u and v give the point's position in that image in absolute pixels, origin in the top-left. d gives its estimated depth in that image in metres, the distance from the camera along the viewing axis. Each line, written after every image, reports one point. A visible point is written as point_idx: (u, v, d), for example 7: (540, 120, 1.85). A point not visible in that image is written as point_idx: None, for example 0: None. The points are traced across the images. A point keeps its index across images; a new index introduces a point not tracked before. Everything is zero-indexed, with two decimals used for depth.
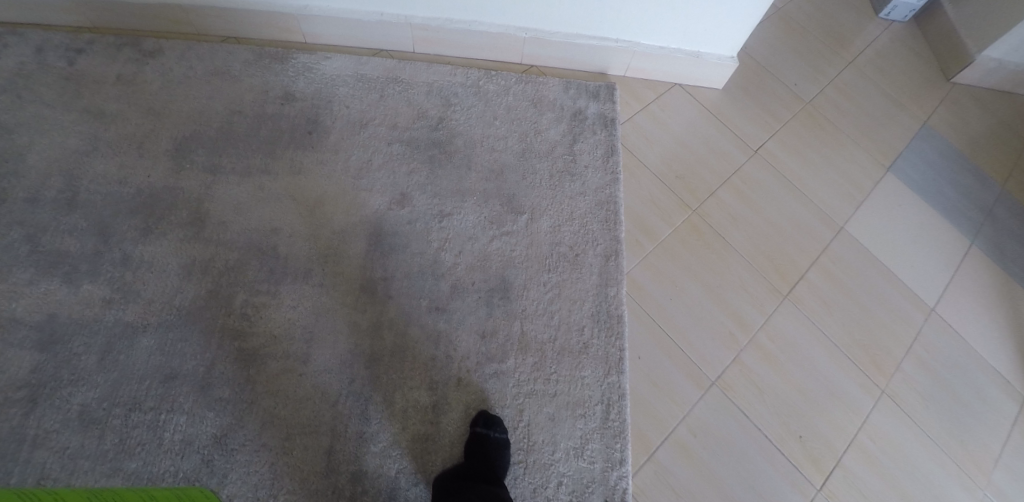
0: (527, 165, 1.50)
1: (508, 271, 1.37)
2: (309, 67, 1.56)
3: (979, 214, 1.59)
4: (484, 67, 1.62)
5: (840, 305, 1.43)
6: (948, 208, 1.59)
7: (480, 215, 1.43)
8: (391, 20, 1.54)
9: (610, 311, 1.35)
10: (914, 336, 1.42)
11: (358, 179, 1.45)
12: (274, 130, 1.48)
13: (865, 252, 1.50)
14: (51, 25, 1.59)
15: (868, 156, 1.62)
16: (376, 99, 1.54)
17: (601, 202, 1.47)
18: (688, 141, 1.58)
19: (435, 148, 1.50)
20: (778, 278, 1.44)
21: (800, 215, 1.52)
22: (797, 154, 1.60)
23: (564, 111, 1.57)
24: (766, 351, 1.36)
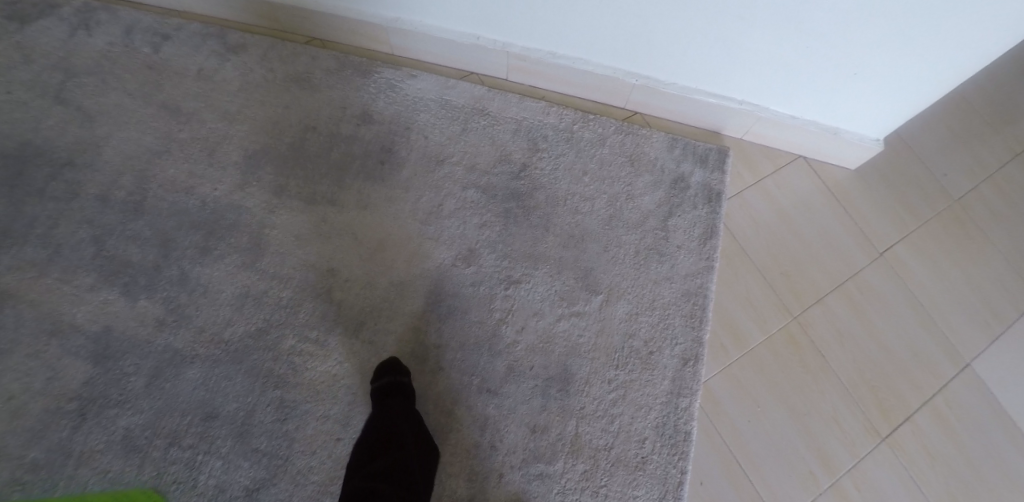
0: (612, 235, 1.34)
1: (571, 361, 1.24)
2: (392, 84, 1.41)
3: None
4: (582, 108, 1.45)
5: (945, 459, 1.25)
6: None
7: (551, 287, 1.29)
8: (489, 45, 1.37)
9: (677, 426, 1.22)
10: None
11: (425, 224, 1.32)
12: (346, 154, 1.36)
13: (987, 399, 1.30)
14: (142, 3, 1.46)
15: (1018, 279, 1.38)
16: (458, 132, 1.39)
17: (689, 293, 1.30)
18: (804, 231, 1.38)
19: (513, 200, 1.35)
20: (878, 414, 1.27)
21: (918, 342, 1.32)
22: (930, 266, 1.37)
23: (665, 177, 1.39)
24: (848, 499, 1.21)
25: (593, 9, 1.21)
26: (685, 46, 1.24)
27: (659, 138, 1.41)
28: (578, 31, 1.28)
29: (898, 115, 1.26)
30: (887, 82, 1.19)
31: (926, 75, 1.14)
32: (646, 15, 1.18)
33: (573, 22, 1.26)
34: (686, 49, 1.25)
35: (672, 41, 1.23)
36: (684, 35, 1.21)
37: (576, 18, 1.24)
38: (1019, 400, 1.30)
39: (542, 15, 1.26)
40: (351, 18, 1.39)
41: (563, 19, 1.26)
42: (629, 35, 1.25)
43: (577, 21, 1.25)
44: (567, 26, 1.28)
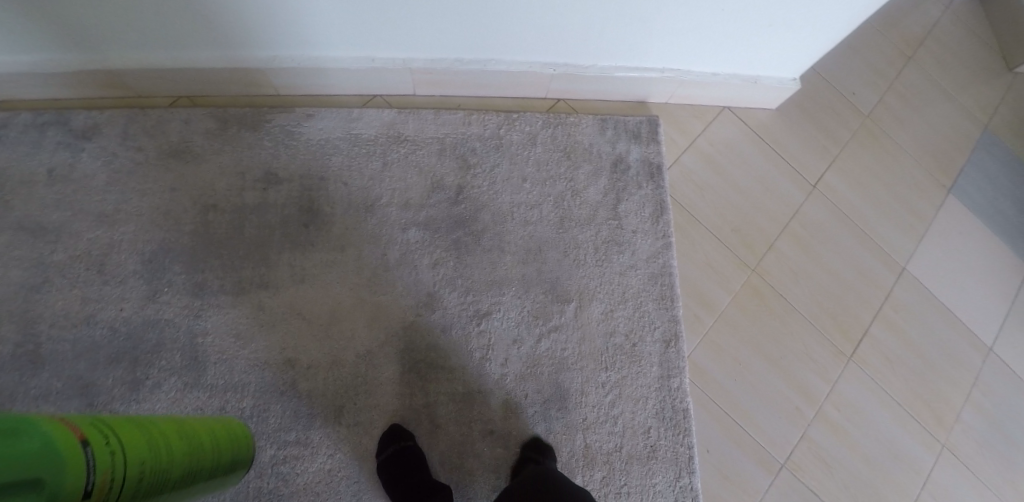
0: (569, 237, 1.28)
1: (562, 376, 1.21)
2: (290, 132, 1.25)
3: None
4: (502, 107, 1.36)
5: (904, 361, 1.33)
6: (1012, 229, 1.47)
7: (522, 308, 1.23)
8: (388, 65, 1.23)
9: (675, 406, 1.22)
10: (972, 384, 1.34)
11: (374, 280, 1.20)
12: (263, 226, 1.20)
13: (927, 297, 1.38)
14: None
15: (929, 177, 1.46)
16: (380, 168, 1.26)
17: (655, 275, 1.28)
18: (742, 182, 1.39)
19: (460, 228, 1.25)
20: (841, 337, 1.32)
21: (862, 260, 1.38)
22: (857, 184, 1.43)
23: (605, 160, 1.35)
24: (832, 423, 1.28)
25: (499, 11, 1.10)
26: (600, 30, 1.18)
27: (588, 123, 1.36)
28: (484, 34, 1.17)
29: (812, 56, 1.27)
30: (802, 28, 1.18)
31: (839, 16, 1.13)
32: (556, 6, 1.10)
33: (479, 27, 1.15)
34: (602, 32, 1.19)
35: (586, 27, 1.17)
36: (598, 18, 1.14)
37: (482, 22, 1.14)
38: (952, 288, 1.39)
39: (444, 26, 1.14)
40: (220, 67, 1.18)
41: (468, 26, 1.14)
42: (540, 28, 1.17)
43: (483, 27, 1.15)
44: (473, 32, 1.16)
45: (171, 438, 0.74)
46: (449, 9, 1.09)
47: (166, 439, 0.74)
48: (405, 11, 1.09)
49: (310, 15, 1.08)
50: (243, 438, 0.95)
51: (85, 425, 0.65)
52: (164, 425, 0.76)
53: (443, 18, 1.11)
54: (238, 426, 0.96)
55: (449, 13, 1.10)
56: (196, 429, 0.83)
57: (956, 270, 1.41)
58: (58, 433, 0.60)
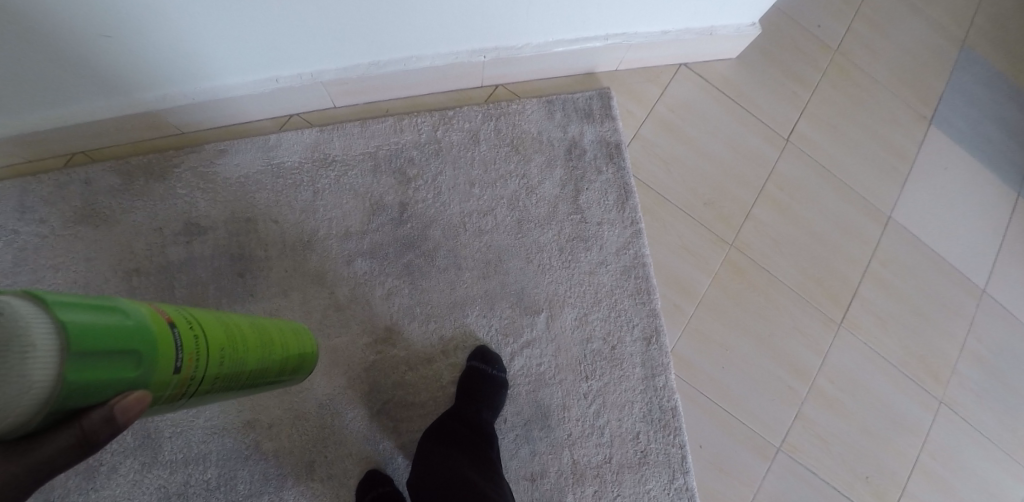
0: (530, 241, 1.18)
1: (542, 393, 1.15)
2: (204, 172, 1.14)
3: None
4: (435, 106, 1.24)
5: (894, 319, 1.32)
6: (993, 156, 1.41)
7: (490, 327, 1.15)
8: (296, 83, 1.11)
9: (663, 406, 1.18)
10: (966, 332, 1.34)
11: (325, 325, 1.11)
12: (195, 283, 1.10)
13: (915, 246, 1.35)
14: None
15: (910, 112, 1.39)
16: (312, 198, 1.15)
17: (627, 269, 1.20)
18: (712, 149, 1.28)
19: (410, 251, 1.15)
20: (829, 304, 1.29)
21: (845, 218, 1.32)
22: (832, 135, 1.34)
23: (558, 147, 1.23)
24: (827, 396, 1.27)
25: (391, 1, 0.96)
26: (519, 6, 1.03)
27: (534, 108, 1.24)
28: (389, 31, 1.04)
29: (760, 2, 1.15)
30: None
31: None
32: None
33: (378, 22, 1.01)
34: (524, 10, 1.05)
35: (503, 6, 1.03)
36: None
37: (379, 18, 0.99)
38: (937, 232, 1.36)
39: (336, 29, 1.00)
40: (111, 116, 1.07)
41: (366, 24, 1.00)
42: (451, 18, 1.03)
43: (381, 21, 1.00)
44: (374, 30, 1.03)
45: (250, 335, 0.78)
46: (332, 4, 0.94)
47: (239, 336, 0.76)
48: (285, 14, 0.94)
49: (182, 37, 0.94)
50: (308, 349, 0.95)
51: (171, 309, 0.67)
52: (246, 321, 0.80)
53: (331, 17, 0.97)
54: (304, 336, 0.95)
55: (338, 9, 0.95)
56: (269, 325, 0.86)
57: (942, 214, 1.37)
58: (150, 312, 0.63)
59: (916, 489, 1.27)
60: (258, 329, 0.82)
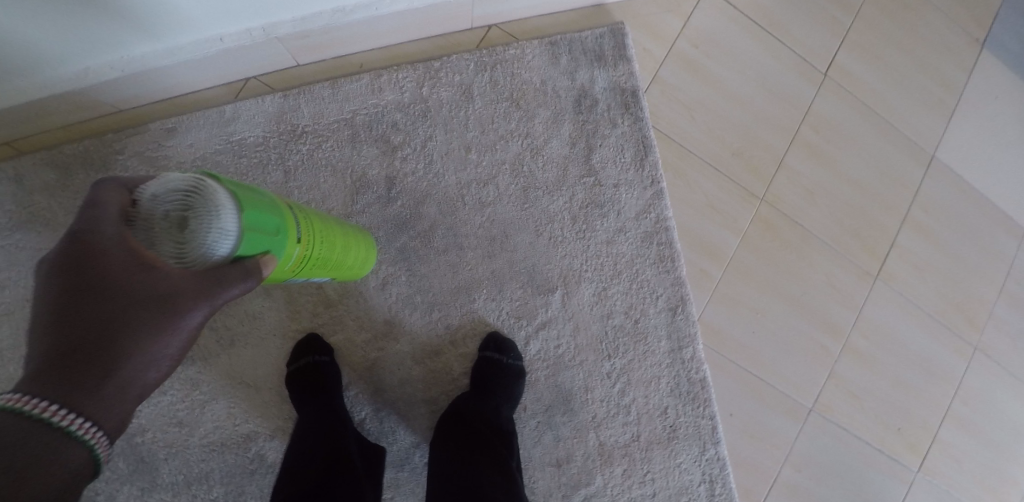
0: (538, 211, 1.05)
1: (562, 377, 1.05)
2: (152, 158, 1.00)
3: None
4: (418, 57, 1.06)
5: (936, 265, 1.20)
6: None
7: (500, 311, 1.03)
8: (246, 41, 0.94)
9: (691, 378, 1.08)
10: (1006, 274, 1.23)
11: (317, 323, 1.01)
12: None
13: (957, 184, 1.23)
14: None
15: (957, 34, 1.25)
16: (283, 179, 1.01)
17: (649, 234, 1.07)
18: (739, 90, 1.15)
19: (405, 232, 1.02)
20: (865, 256, 1.17)
21: (885, 160, 1.19)
22: (875, 64, 1.21)
23: (566, 97, 1.07)
24: (861, 353, 1.16)
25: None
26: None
27: (536, 52, 1.07)
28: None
29: None
30: None
31: None
32: None
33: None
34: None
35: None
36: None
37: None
38: (982, 168, 1.24)
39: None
40: (48, 95, 0.93)
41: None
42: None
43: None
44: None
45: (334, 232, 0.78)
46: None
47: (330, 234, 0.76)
48: None
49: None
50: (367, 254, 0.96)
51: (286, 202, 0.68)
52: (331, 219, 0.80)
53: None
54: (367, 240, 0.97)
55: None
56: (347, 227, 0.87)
57: (990, 147, 1.24)
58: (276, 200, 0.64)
59: (951, 438, 1.19)
60: (344, 235, 0.82)
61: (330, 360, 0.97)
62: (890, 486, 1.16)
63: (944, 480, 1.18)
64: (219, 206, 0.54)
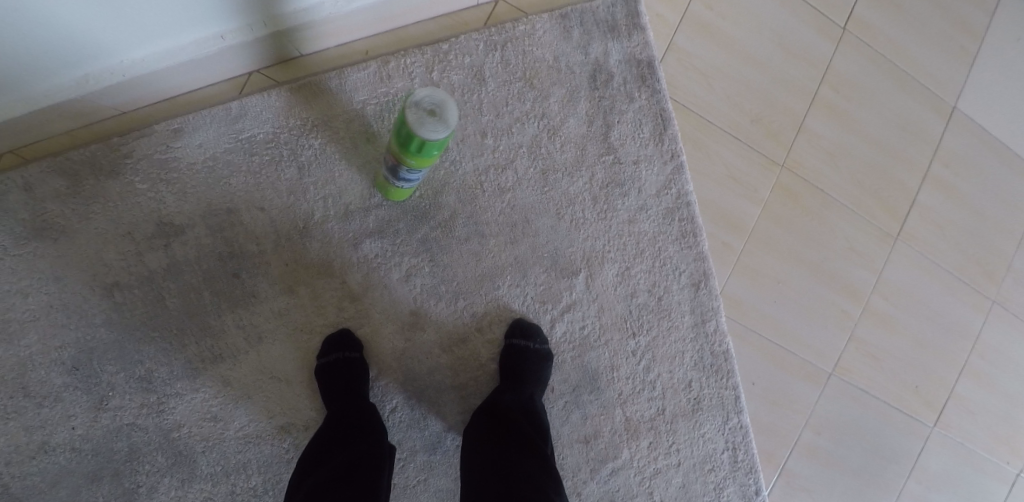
0: (558, 195, 1.04)
1: (588, 357, 1.06)
2: (162, 161, 0.98)
3: None
4: (423, 39, 1.03)
5: (957, 224, 1.19)
6: None
7: (525, 296, 1.03)
8: (249, 37, 0.91)
9: (714, 351, 1.09)
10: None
11: (343, 317, 1.00)
12: (187, 289, 0.98)
13: (981, 138, 1.20)
14: None
15: None
16: (297, 175, 1.00)
17: (670, 211, 1.06)
18: (758, 53, 1.11)
19: (424, 221, 1.01)
20: (886, 219, 1.16)
21: (907, 117, 1.17)
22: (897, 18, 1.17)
23: (581, 73, 1.04)
24: (881, 314, 1.17)
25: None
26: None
27: (548, 26, 1.04)
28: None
29: None
30: None
31: None
32: None
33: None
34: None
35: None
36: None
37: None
38: (1005, 120, 1.21)
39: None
40: (49, 105, 0.90)
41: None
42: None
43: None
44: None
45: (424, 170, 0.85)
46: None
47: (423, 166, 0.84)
48: None
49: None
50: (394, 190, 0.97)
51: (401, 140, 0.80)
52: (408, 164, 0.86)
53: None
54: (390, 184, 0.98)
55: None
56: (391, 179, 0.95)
57: (1013, 99, 1.21)
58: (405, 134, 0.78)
59: (966, 392, 1.21)
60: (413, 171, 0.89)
61: (360, 356, 0.98)
62: (906, 441, 1.19)
63: (958, 432, 1.21)
64: (445, 130, 0.75)
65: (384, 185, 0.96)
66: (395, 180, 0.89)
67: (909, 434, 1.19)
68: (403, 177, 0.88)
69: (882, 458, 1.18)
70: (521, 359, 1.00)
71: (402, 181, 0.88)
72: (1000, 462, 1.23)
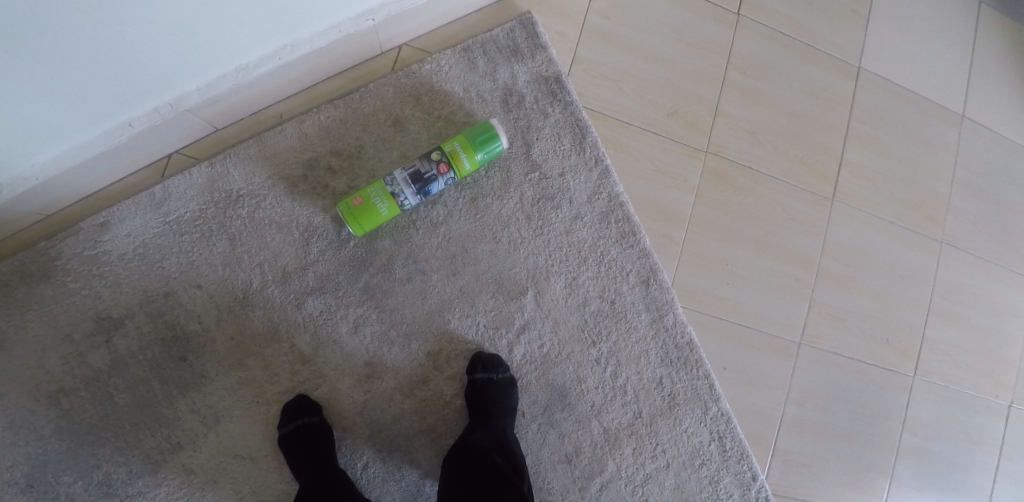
0: (490, 219, 1.04)
1: (553, 373, 1.05)
2: (91, 258, 0.97)
3: None
4: (334, 94, 1.04)
5: (887, 175, 1.21)
6: None
7: (477, 325, 1.03)
8: (156, 121, 0.92)
9: (678, 343, 1.08)
10: (952, 165, 1.24)
11: (298, 381, 0.99)
12: (135, 381, 0.96)
13: (890, 91, 1.23)
14: None
15: None
16: (229, 247, 0.99)
17: (605, 214, 1.07)
18: (661, 51, 1.15)
19: (364, 269, 1.01)
20: (818, 183, 1.18)
21: (815, 84, 1.20)
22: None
23: (492, 99, 1.07)
24: (836, 276, 1.18)
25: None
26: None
27: (452, 61, 1.06)
28: (234, 25, 0.83)
29: None
30: None
31: None
32: None
33: (213, 18, 0.80)
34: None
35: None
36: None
37: (209, 10, 0.78)
38: (908, 69, 1.25)
39: (165, 39, 0.79)
40: None
41: (197, 24, 0.79)
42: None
43: (212, 15, 0.79)
44: (213, 29, 0.81)
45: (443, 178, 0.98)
46: (133, 8, 0.73)
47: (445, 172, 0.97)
48: (96, 46, 0.75)
49: None
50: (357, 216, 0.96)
51: (462, 140, 0.97)
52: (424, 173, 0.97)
53: (147, 28, 0.76)
54: (351, 210, 0.96)
55: (145, 15, 0.74)
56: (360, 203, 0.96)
57: (912, 48, 1.25)
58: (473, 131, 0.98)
59: (938, 335, 1.21)
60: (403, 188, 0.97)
61: (320, 420, 0.96)
62: (890, 396, 1.17)
63: (940, 376, 1.20)
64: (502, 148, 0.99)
65: (374, 201, 0.96)
66: (412, 187, 0.97)
67: (892, 389, 1.18)
68: (425, 187, 0.97)
69: (870, 418, 1.16)
70: (484, 393, 0.99)
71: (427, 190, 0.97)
72: (990, 397, 1.22)
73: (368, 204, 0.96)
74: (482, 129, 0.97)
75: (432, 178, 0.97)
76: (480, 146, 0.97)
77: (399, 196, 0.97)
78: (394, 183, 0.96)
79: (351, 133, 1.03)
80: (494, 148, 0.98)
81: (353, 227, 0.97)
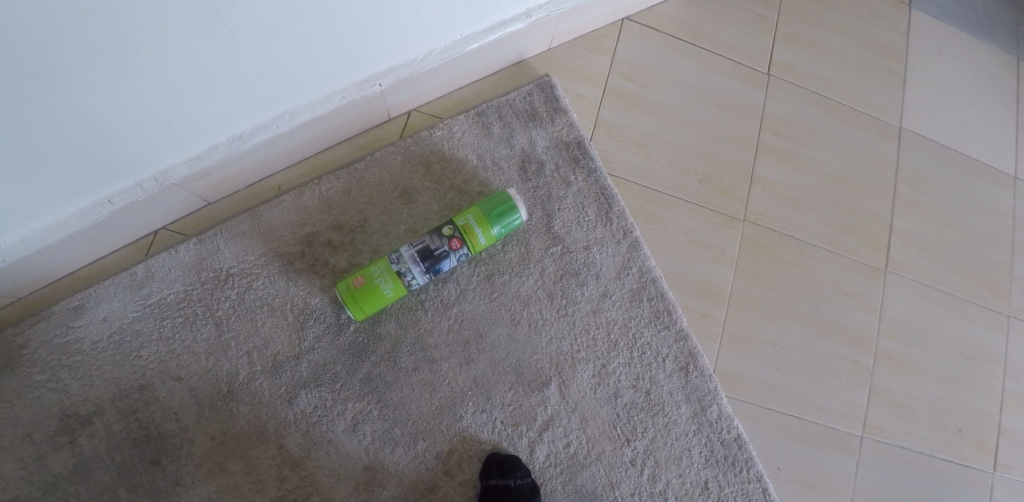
0: (508, 298, 0.93)
1: (582, 477, 0.90)
2: (62, 345, 0.86)
3: (1015, 13, 1.24)
4: (337, 163, 0.96)
5: (944, 242, 1.10)
6: (984, 25, 1.22)
7: (493, 422, 0.90)
8: (138, 197, 0.83)
9: (724, 440, 0.94)
10: (1012, 231, 1.12)
11: (286, 489, 0.85)
12: (99, 489, 0.83)
13: (938, 153, 1.14)
14: None
15: (884, 5, 1.20)
16: (214, 332, 0.88)
17: (635, 292, 0.96)
18: (689, 113, 1.07)
19: (366, 357, 0.89)
20: (868, 252, 1.07)
21: (857, 146, 1.11)
22: (820, 55, 1.14)
23: (508, 167, 0.98)
24: (897, 358, 1.04)
25: (198, 43, 0.67)
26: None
27: (465, 126, 0.98)
28: (225, 92, 0.75)
29: None
30: None
31: None
32: (303, 10, 0.70)
33: (201, 85, 0.72)
34: (401, 5, 0.77)
35: (361, 10, 0.74)
36: None
37: (196, 76, 0.70)
38: (955, 129, 1.15)
39: (145, 108, 0.71)
40: None
41: (182, 91, 0.71)
42: (296, 47, 0.74)
43: (199, 81, 0.71)
44: (201, 96, 0.74)
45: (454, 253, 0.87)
46: (106, 75, 0.65)
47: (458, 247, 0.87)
48: (65, 117, 0.67)
49: None
50: (358, 296, 0.86)
51: (477, 210, 0.87)
52: (433, 248, 0.86)
53: (126, 95, 0.68)
54: (351, 290, 0.86)
55: (124, 80, 0.67)
56: (363, 282, 0.86)
57: (957, 107, 1.16)
58: (490, 201, 0.88)
59: (1017, 424, 1.05)
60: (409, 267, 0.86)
61: None
62: (968, 497, 1.01)
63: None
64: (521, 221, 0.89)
65: (378, 281, 0.86)
66: (421, 265, 0.86)
67: (970, 489, 1.01)
68: (435, 265, 0.87)
69: None
70: None
71: (437, 268, 0.87)
72: None
73: (370, 285, 0.86)
74: (499, 201, 0.87)
75: (443, 254, 0.87)
76: (496, 219, 0.87)
77: (406, 275, 0.86)
78: (400, 261, 0.86)
79: (354, 206, 0.94)
80: (510, 222, 0.88)
81: (350, 307, 0.86)
